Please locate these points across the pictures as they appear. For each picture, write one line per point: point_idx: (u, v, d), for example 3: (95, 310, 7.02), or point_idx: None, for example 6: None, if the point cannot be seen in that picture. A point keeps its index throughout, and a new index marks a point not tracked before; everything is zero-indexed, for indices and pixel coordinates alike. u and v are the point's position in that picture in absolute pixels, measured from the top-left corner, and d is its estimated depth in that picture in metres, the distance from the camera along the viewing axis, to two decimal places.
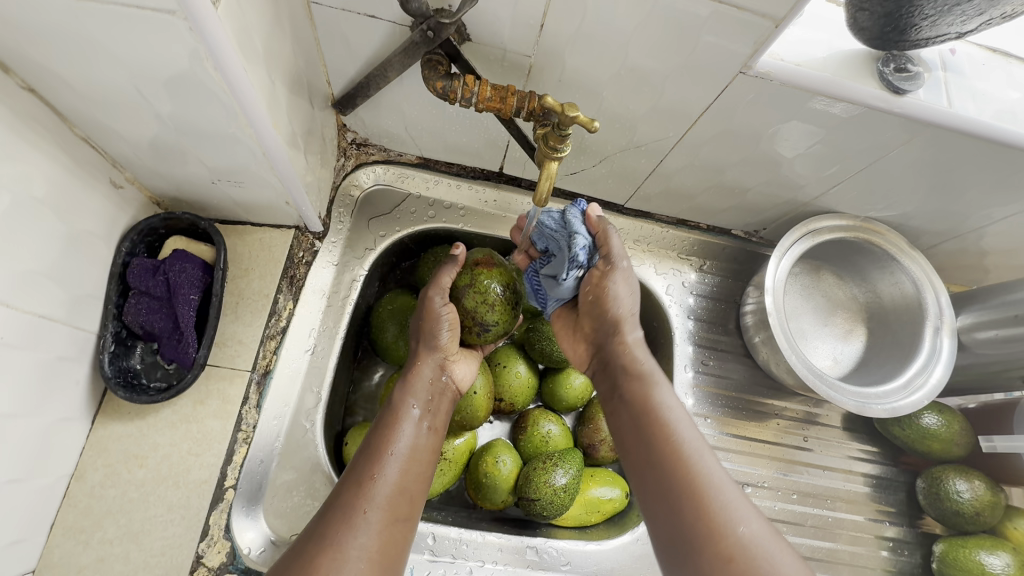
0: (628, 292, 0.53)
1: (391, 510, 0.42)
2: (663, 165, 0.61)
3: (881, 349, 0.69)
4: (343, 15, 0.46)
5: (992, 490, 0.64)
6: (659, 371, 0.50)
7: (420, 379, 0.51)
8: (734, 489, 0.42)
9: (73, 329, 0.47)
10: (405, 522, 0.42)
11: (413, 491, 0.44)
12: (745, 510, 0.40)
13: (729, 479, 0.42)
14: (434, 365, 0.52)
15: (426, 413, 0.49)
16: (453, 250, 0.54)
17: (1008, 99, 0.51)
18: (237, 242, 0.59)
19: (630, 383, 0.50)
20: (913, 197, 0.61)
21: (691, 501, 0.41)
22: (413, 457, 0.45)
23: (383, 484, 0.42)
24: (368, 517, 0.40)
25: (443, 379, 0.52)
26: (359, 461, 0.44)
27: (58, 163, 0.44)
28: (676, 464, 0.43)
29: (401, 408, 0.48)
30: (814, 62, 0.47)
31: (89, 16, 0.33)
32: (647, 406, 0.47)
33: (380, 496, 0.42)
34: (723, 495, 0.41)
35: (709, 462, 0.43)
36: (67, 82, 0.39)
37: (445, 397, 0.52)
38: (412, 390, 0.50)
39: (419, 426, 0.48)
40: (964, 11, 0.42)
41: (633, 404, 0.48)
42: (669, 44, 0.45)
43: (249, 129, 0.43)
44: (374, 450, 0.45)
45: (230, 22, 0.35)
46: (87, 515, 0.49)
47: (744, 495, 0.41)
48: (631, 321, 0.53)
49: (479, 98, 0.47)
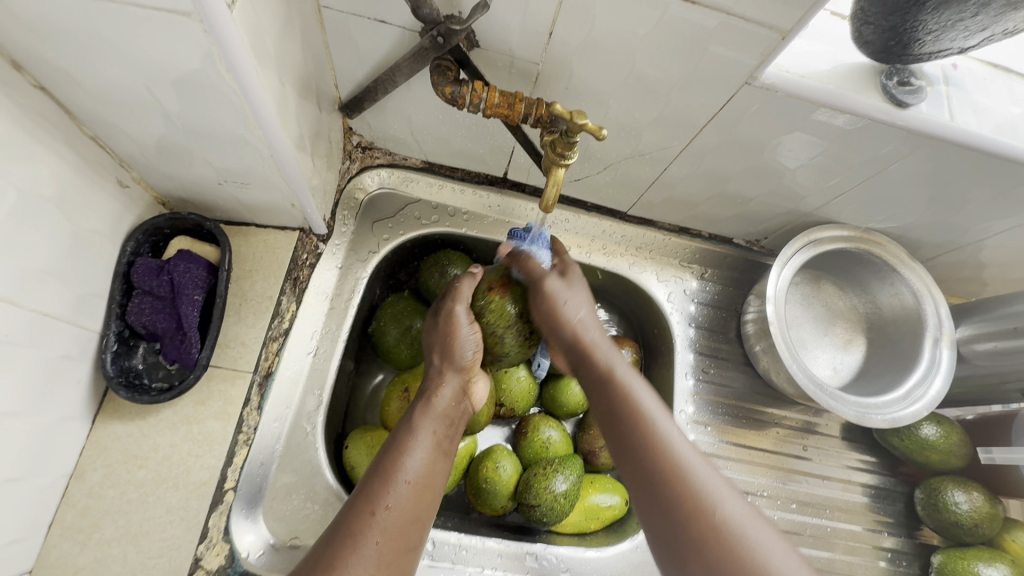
0: (580, 303, 0.51)
1: (400, 540, 0.41)
2: (667, 174, 0.61)
3: (881, 359, 0.70)
4: (353, 19, 0.47)
5: (990, 501, 0.64)
6: (616, 356, 0.49)
7: (439, 401, 0.50)
8: (707, 469, 0.41)
9: (77, 328, 0.47)
10: (412, 553, 0.42)
11: (421, 518, 0.43)
12: (718, 483, 0.40)
13: (708, 464, 0.41)
14: (455, 388, 0.51)
15: (442, 438, 0.48)
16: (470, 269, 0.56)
17: (1009, 114, 0.51)
18: (242, 243, 0.59)
19: (600, 377, 0.48)
20: (914, 209, 0.61)
21: (665, 472, 0.41)
22: (426, 485, 0.45)
23: (394, 513, 0.41)
24: (377, 548, 0.39)
25: (461, 404, 0.52)
26: (372, 481, 0.43)
27: (67, 162, 0.44)
28: (651, 451, 0.42)
29: (418, 430, 0.47)
30: (818, 75, 0.48)
31: (104, 16, 0.33)
32: (615, 389, 0.46)
33: (390, 525, 0.41)
34: (694, 468, 0.41)
35: (686, 451, 0.42)
36: (79, 82, 0.39)
37: (459, 421, 0.51)
38: (430, 414, 0.49)
39: (433, 453, 0.47)
40: (967, 26, 0.42)
41: (606, 395, 0.47)
42: (675, 55, 0.46)
43: (258, 131, 0.43)
44: (385, 475, 0.43)
45: (244, 25, 0.35)
46: (86, 516, 0.48)
47: (722, 476, 0.41)
48: (591, 324, 0.51)
49: (488, 104, 0.47)
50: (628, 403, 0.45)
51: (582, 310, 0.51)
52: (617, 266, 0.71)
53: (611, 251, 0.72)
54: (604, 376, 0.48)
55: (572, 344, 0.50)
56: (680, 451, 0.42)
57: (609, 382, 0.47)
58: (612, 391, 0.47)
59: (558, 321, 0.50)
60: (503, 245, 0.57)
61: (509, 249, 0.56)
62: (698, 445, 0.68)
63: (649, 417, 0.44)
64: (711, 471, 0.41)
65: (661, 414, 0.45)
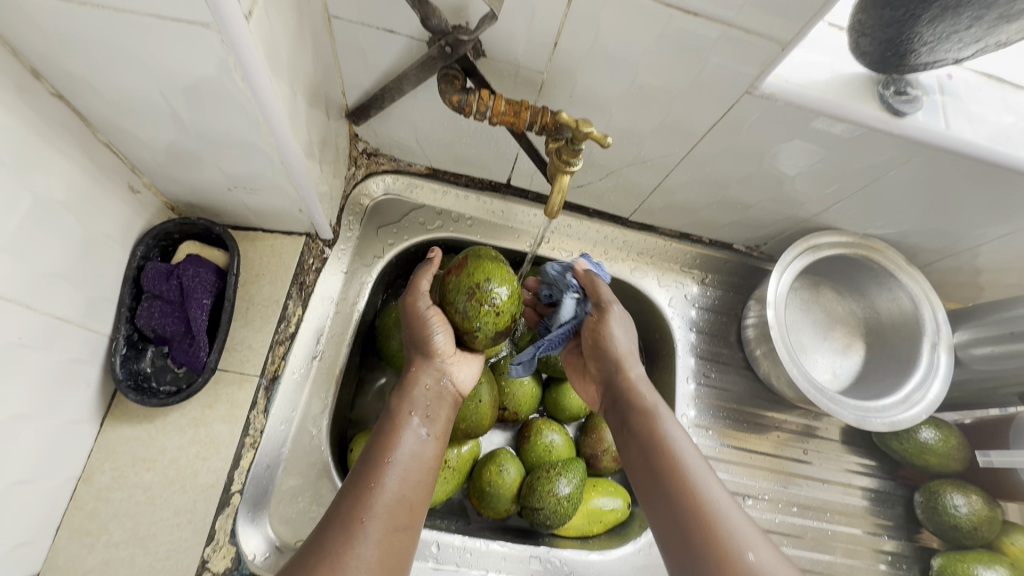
0: (626, 336, 0.57)
1: (390, 520, 0.42)
2: (668, 180, 0.62)
3: (879, 363, 0.71)
4: (362, 29, 0.48)
5: (989, 504, 0.65)
6: (653, 394, 0.53)
7: (417, 389, 0.52)
8: (737, 511, 0.43)
9: (87, 331, 0.48)
10: (405, 533, 0.43)
11: (414, 499, 0.45)
12: (746, 524, 0.42)
13: (741, 510, 0.44)
14: (429, 374, 0.53)
15: (424, 422, 0.50)
16: (430, 254, 0.59)
17: (1003, 123, 0.52)
18: (249, 247, 0.59)
19: (637, 413, 0.52)
20: (911, 215, 0.62)
21: (694, 508, 0.43)
22: (413, 465, 0.47)
23: (382, 494, 0.43)
24: (367, 528, 0.41)
25: (440, 388, 0.53)
26: (360, 470, 0.45)
27: (80, 167, 0.44)
28: (682, 490, 0.45)
29: (400, 417, 0.50)
30: (817, 84, 0.49)
31: (123, 26, 0.34)
32: (650, 429, 0.50)
33: (380, 505, 0.43)
34: (724, 507, 0.43)
35: (722, 499, 0.44)
36: (96, 89, 0.40)
37: (442, 405, 0.53)
38: (410, 399, 0.51)
39: (418, 435, 0.49)
40: (961, 38, 0.43)
41: (640, 429, 0.50)
42: (678, 65, 0.47)
43: (270, 138, 0.44)
44: (372, 461, 0.46)
45: (259, 35, 0.36)
46: (93, 518, 0.49)
47: (753, 523, 0.43)
48: (633, 359, 0.56)
49: (494, 112, 0.48)
50: (662, 443, 0.48)
51: (625, 338, 0.57)
52: (619, 271, 0.72)
53: (613, 256, 0.73)
54: (640, 411, 0.52)
55: (613, 377, 0.55)
56: (711, 492, 0.44)
57: (644, 420, 0.51)
58: (645, 428, 0.50)
59: (608, 355, 0.56)
60: (580, 262, 0.62)
61: (585, 269, 0.61)
62: (700, 448, 0.69)
63: (682, 459, 0.47)
64: (740, 512, 0.43)
65: (696, 456, 0.47)
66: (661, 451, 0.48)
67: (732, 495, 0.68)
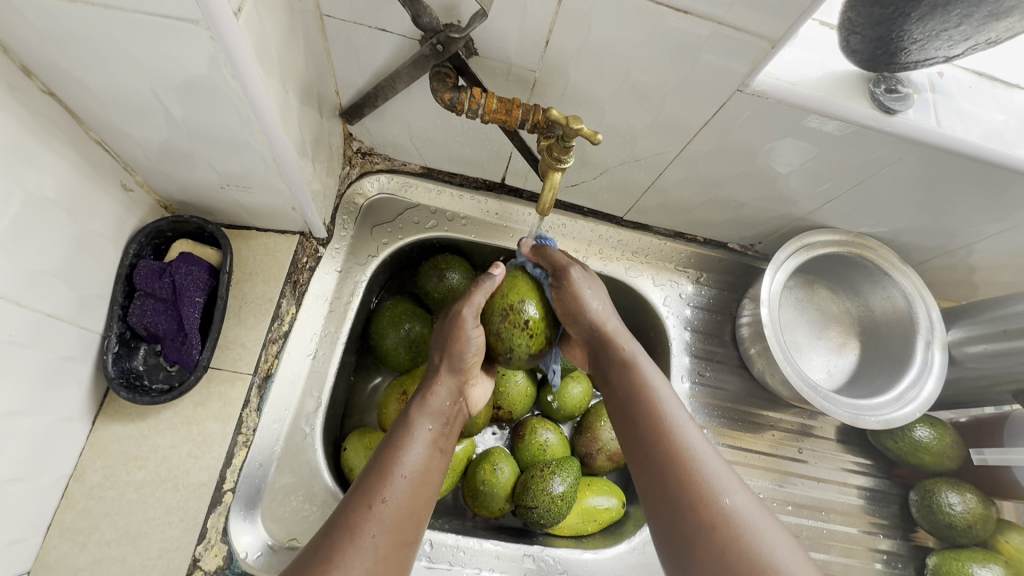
0: (603, 306, 0.54)
1: (398, 533, 0.42)
2: (661, 179, 0.62)
3: (874, 362, 0.71)
4: (354, 27, 0.48)
5: (983, 503, 0.65)
6: (639, 356, 0.52)
7: (435, 399, 0.51)
8: (725, 469, 0.43)
9: (79, 329, 0.47)
10: (409, 547, 0.43)
11: (419, 512, 0.44)
12: (733, 481, 0.42)
13: (718, 455, 0.44)
14: (450, 388, 0.52)
15: (438, 435, 0.49)
16: (493, 268, 0.54)
17: (995, 121, 0.53)
18: (243, 246, 0.59)
19: (619, 375, 0.51)
20: (904, 214, 0.62)
21: (678, 468, 0.43)
22: (423, 479, 0.46)
23: (391, 506, 0.42)
24: (375, 540, 0.40)
25: (457, 403, 0.53)
26: (368, 477, 0.44)
27: (72, 165, 0.44)
28: (665, 449, 0.44)
29: (415, 426, 0.48)
30: (808, 82, 0.49)
31: (113, 23, 0.34)
32: (632, 387, 0.49)
33: (388, 519, 0.42)
34: (709, 463, 0.43)
35: (699, 445, 0.44)
36: (87, 87, 0.40)
37: (456, 420, 0.53)
38: (427, 411, 0.50)
39: (430, 448, 0.48)
40: (950, 36, 0.44)
41: (620, 386, 0.50)
42: (669, 63, 0.47)
43: (262, 135, 0.44)
44: (382, 470, 0.44)
45: (249, 32, 0.36)
46: (85, 517, 0.49)
47: (730, 468, 0.43)
48: (612, 322, 0.55)
49: (486, 110, 0.48)
50: (644, 403, 0.47)
51: (600, 305, 0.54)
52: (613, 270, 0.72)
53: (607, 255, 0.73)
54: (619, 376, 0.51)
55: (589, 335, 0.54)
56: (698, 450, 0.43)
57: (625, 387, 0.50)
58: (627, 391, 0.49)
59: (571, 314, 0.54)
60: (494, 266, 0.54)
61: (501, 272, 0.54)
62: None
63: (666, 417, 0.46)
64: (729, 471, 0.43)
65: (681, 411, 0.47)
66: (641, 406, 0.47)
67: None
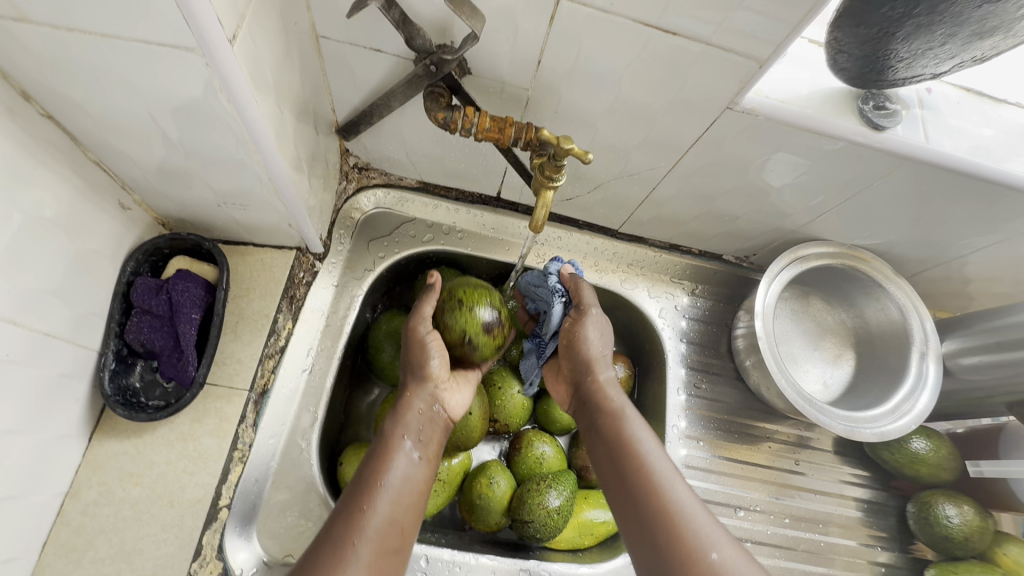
0: (602, 344, 0.58)
1: (382, 543, 0.43)
2: (655, 193, 0.63)
3: (870, 373, 0.71)
4: (349, 47, 0.48)
5: (980, 515, 0.65)
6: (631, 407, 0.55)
7: (410, 413, 0.53)
8: (702, 510, 0.45)
9: (76, 347, 0.48)
10: (395, 556, 0.44)
11: (404, 523, 0.45)
12: (709, 522, 0.44)
13: (701, 507, 0.45)
14: (423, 397, 0.54)
15: (417, 446, 0.51)
16: (428, 278, 0.58)
17: (983, 135, 0.53)
18: (239, 262, 0.60)
19: (604, 426, 0.54)
20: (897, 226, 0.63)
21: (655, 502, 0.45)
22: (404, 490, 0.47)
23: (375, 515, 0.44)
24: (359, 550, 0.41)
25: (433, 412, 0.54)
26: (353, 490, 0.46)
27: (70, 185, 0.45)
28: (647, 488, 0.47)
29: (393, 442, 0.50)
30: (797, 99, 0.50)
31: (110, 50, 0.35)
32: (620, 442, 0.51)
33: (371, 530, 0.43)
34: (686, 504, 0.45)
35: (677, 484, 0.47)
36: (85, 110, 0.41)
37: (435, 428, 0.54)
38: (404, 424, 0.51)
39: (410, 458, 0.49)
40: (936, 54, 0.44)
41: (607, 442, 0.52)
42: (659, 82, 0.48)
43: (257, 155, 0.45)
44: (366, 484, 0.46)
45: (243, 58, 0.37)
46: (80, 534, 0.49)
47: (716, 521, 0.44)
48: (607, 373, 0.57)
49: (479, 129, 0.49)
50: (629, 443, 0.50)
51: (601, 344, 0.58)
52: (609, 282, 0.73)
53: (603, 267, 0.73)
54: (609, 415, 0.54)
55: (585, 388, 0.57)
56: (674, 489, 0.46)
57: (614, 425, 0.53)
58: (613, 433, 0.52)
59: (584, 363, 0.58)
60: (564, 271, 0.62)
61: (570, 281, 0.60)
62: (691, 459, 0.69)
63: (648, 458, 0.49)
64: (704, 510, 0.45)
65: (660, 454, 0.50)
66: (630, 464, 0.49)
67: (723, 507, 0.67)
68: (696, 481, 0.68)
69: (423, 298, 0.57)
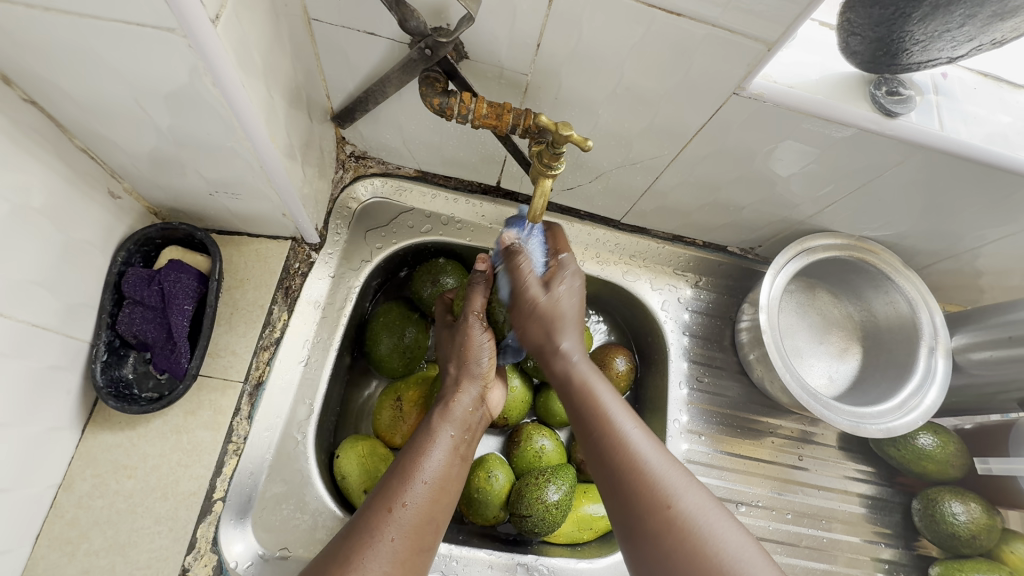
0: (570, 292, 0.52)
1: (415, 540, 0.43)
2: (658, 182, 0.61)
3: (876, 368, 0.69)
4: (343, 31, 0.47)
5: (988, 512, 0.64)
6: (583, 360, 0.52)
7: (458, 408, 0.52)
8: (669, 466, 0.45)
9: (66, 338, 0.47)
10: (426, 553, 0.44)
11: (438, 519, 0.45)
12: (679, 477, 0.44)
13: (667, 459, 0.45)
14: (472, 395, 0.54)
15: (460, 441, 0.50)
16: (476, 265, 0.54)
17: (1000, 122, 0.51)
18: (233, 253, 0.59)
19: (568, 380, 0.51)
20: (907, 217, 0.61)
21: (622, 457, 0.45)
22: (443, 486, 0.46)
23: (411, 511, 0.43)
24: (393, 545, 0.41)
25: (478, 411, 0.54)
26: (388, 482, 0.45)
27: (56, 173, 0.44)
28: (615, 446, 0.46)
29: (438, 433, 0.49)
30: (807, 84, 0.48)
31: (89, 32, 0.34)
32: (584, 396, 0.49)
33: (406, 523, 0.43)
34: (656, 463, 0.44)
35: (643, 446, 0.46)
36: (68, 95, 0.40)
37: (477, 426, 0.53)
38: (449, 418, 0.51)
39: (450, 455, 0.49)
40: (954, 37, 0.42)
41: (574, 402, 0.50)
42: (664, 65, 0.46)
43: (247, 143, 0.43)
44: (403, 474, 0.45)
45: (228, 39, 0.36)
46: (73, 526, 0.48)
47: (690, 477, 0.44)
48: (568, 329, 0.52)
49: (476, 115, 0.47)
50: (593, 406, 0.49)
51: (573, 299, 0.52)
52: (610, 274, 0.71)
53: (605, 258, 0.72)
54: (570, 377, 0.51)
55: (541, 344, 0.52)
56: (642, 448, 0.45)
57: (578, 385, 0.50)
58: (579, 394, 0.50)
59: (539, 318, 0.51)
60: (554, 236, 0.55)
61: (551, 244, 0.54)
62: (692, 454, 0.68)
63: (613, 418, 0.47)
64: (675, 467, 0.45)
65: (623, 411, 0.48)
66: (593, 419, 0.48)
67: (725, 503, 0.66)
68: (698, 476, 0.67)
69: (473, 288, 0.55)
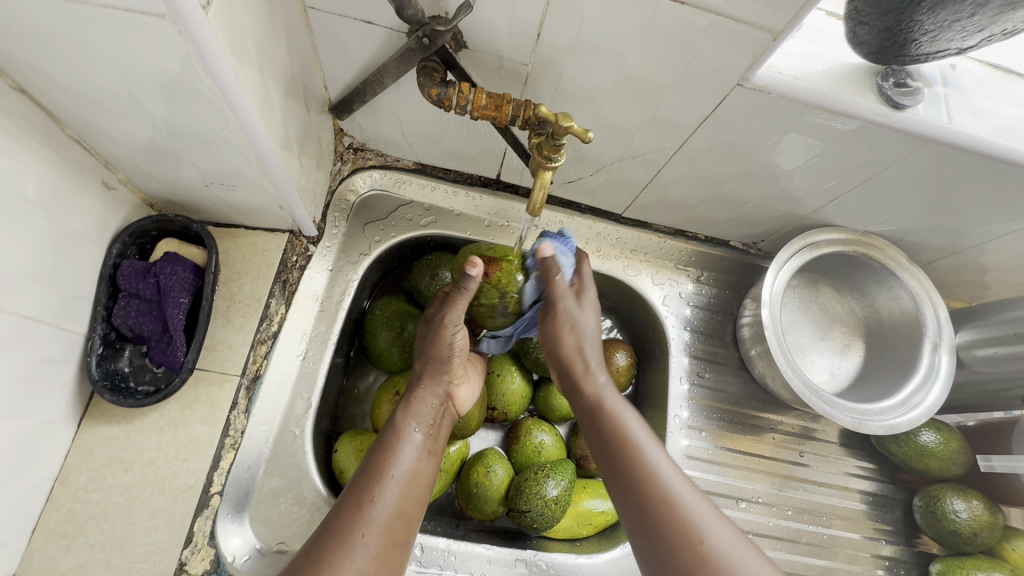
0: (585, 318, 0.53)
1: (388, 535, 0.42)
2: (661, 175, 0.60)
3: (879, 365, 0.69)
4: (340, 20, 0.46)
5: (990, 510, 0.63)
6: (607, 383, 0.53)
7: (423, 403, 0.51)
8: (698, 499, 0.44)
9: (61, 331, 0.47)
10: (401, 547, 0.43)
11: (410, 515, 0.45)
12: (707, 509, 0.44)
13: (697, 493, 0.45)
14: (437, 391, 0.53)
15: (427, 437, 0.50)
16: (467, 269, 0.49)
17: (1009, 116, 0.50)
18: (230, 245, 0.58)
19: (595, 408, 0.51)
20: (913, 212, 0.60)
21: (650, 490, 0.45)
22: (412, 481, 0.46)
23: (382, 507, 0.43)
24: (365, 541, 0.41)
25: (442, 407, 0.53)
26: (359, 480, 0.45)
27: (47, 163, 0.43)
28: (644, 480, 0.45)
29: (404, 430, 0.49)
30: (813, 76, 0.47)
31: (76, 17, 0.33)
32: (611, 425, 0.49)
33: (378, 520, 0.42)
34: (684, 493, 0.44)
35: (675, 480, 0.45)
36: (59, 84, 0.39)
37: (444, 423, 0.53)
38: (415, 414, 0.50)
39: (419, 451, 0.48)
40: (964, 28, 0.41)
41: (601, 426, 0.50)
42: (667, 55, 0.45)
43: (241, 133, 0.43)
44: (373, 473, 0.45)
45: (220, 26, 0.35)
46: (70, 519, 0.48)
47: (713, 508, 0.44)
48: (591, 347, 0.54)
49: (475, 106, 0.47)
50: (620, 436, 0.48)
51: (588, 322, 0.54)
52: (611, 268, 0.71)
53: (605, 252, 0.71)
54: (596, 403, 0.51)
55: (571, 368, 0.53)
56: (671, 479, 0.45)
57: (603, 413, 0.51)
58: (605, 420, 0.50)
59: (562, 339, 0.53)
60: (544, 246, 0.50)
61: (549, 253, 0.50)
62: (692, 450, 0.67)
63: (640, 448, 0.47)
64: (699, 497, 0.45)
65: (653, 445, 0.48)
66: (623, 451, 0.47)
67: (725, 498, 0.66)
68: (698, 472, 0.67)
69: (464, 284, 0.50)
